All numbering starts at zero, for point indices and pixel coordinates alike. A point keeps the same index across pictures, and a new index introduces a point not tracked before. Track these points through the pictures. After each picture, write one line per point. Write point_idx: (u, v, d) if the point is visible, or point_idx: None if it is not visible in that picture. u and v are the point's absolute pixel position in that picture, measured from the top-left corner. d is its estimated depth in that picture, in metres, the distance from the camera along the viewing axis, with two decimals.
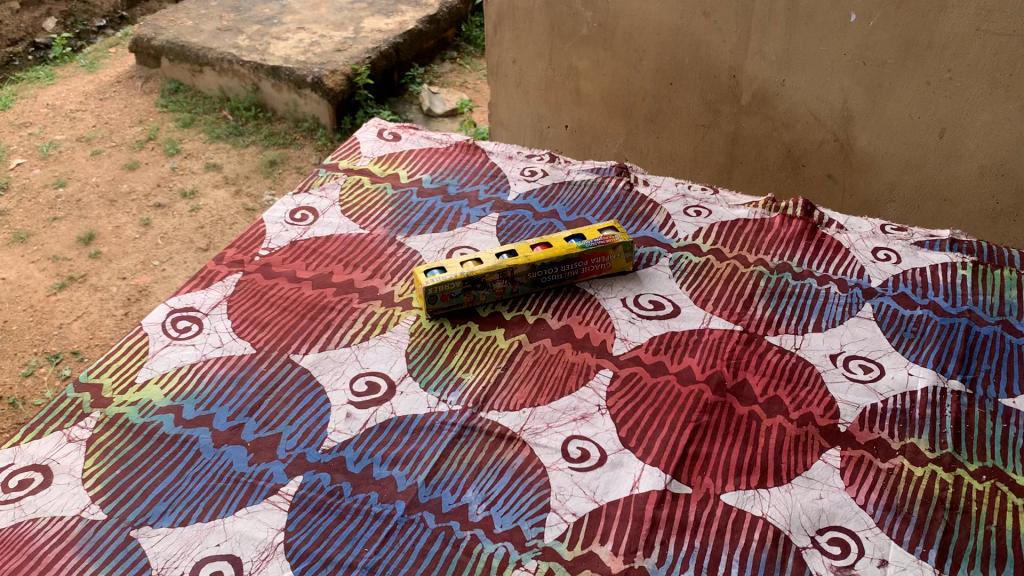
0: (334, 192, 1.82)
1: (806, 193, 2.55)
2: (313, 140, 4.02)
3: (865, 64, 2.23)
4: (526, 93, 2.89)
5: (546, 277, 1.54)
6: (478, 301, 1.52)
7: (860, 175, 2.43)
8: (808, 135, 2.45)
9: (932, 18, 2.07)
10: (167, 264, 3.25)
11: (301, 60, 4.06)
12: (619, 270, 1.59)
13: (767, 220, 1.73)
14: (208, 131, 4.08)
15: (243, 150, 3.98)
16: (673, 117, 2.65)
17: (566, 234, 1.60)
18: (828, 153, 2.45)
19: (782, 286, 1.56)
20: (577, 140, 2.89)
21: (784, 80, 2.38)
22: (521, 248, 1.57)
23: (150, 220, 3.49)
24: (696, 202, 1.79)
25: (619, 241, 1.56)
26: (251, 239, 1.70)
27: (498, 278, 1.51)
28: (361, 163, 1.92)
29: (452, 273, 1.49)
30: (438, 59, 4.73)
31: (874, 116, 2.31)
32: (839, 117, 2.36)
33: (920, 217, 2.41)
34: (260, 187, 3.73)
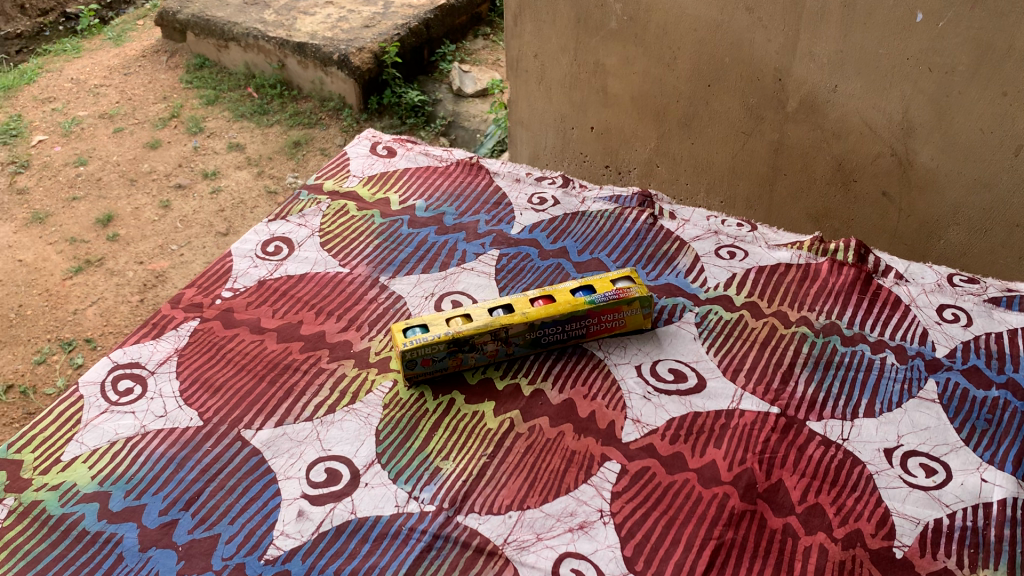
0: (314, 220, 1.61)
1: (858, 211, 2.28)
2: (339, 121, 3.79)
3: (931, 71, 1.95)
4: (549, 90, 2.62)
5: (547, 336, 1.31)
6: (467, 365, 1.29)
7: (919, 194, 2.15)
8: (862, 148, 2.17)
9: (1013, 19, 1.78)
10: (185, 249, 3.07)
11: (328, 36, 3.81)
12: (635, 328, 1.35)
13: (812, 265, 1.48)
14: (232, 109, 3.87)
15: (267, 129, 3.76)
16: (709, 121, 2.38)
17: (574, 284, 1.36)
18: (884, 169, 2.17)
19: (828, 354, 1.32)
20: (604, 142, 2.62)
21: (837, 86, 2.11)
22: (519, 300, 1.33)
23: (170, 201, 3.30)
24: (730, 240, 1.54)
25: (635, 295, 1.32)
26: (216, 276, 1.49)
27: (490, 338, 1.28)
28: (349, 184, 1.70)
29: (435, 332, 1.27)
30: (469, 34, 4.39)
31: (940, 130, 2.02)
32: (899, 129, 2.08)
33: (988, 242, 2.12)
34: (284, 170, 3.52)
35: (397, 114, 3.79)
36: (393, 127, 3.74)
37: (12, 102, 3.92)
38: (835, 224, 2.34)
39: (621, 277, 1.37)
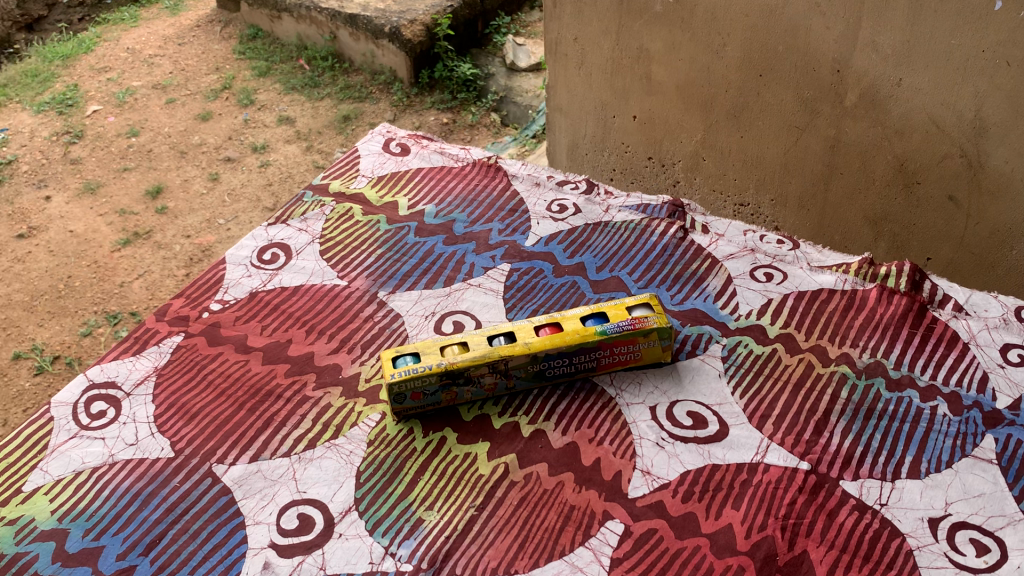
0: (316, 225, 1.50)
1: (921, 215, 2.09)
2: (389, 95, 3.67)
3: (1008, 65, 1.74)
4: (589, 76, 2.46)
5: (552, 369, 1.17)
6: (462, 399, 1.17)
7: (989, 200, 1.96)
8: (927, 148, 1.98)
9: None
10: (232, 224, 3.00)
11: (380, 8, 3.68)
12: (652, 361, 1.21)
13: (859, 292, 1.32)
14: (284, 81, 3.77)
15: (317, 102, 3.65)
16: (760, 114, 2.19)
17: (585, 310, 1.21)
18: (951, 171, 1.98)
19: (871, 400, 1.16)
20: (647, 133, 2.44)
21: (902, 79, 1.91)
22: (523, 327, 1.19)
23: (219, 174, 3.25)
24: (767, 259, 1.38)
25: (653, 326, 1.18)
26: (206, 286, 1.40)
27: (488, 371, 1.15)
28: (356, 185, 1.59)
29: (426, 363, 1.14)
30: (524, 7, 4.07)
31: (1017, 131, 1.82)
32: (970, 129, 1.88)
33: None
34: (334, 146, 3.39)
35: (449, 88, 3.67)
36: (444, 103, 3.62)
37: (69, 71, 3.89)
38: (895, 228, 2.16)
39: (639, 303, 1.22)
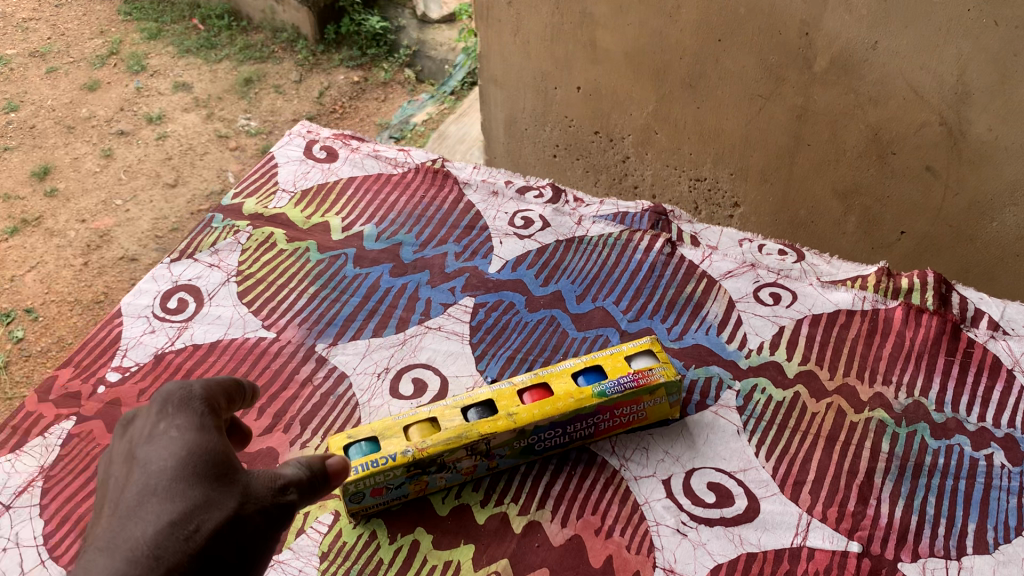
0: (231, 258, 1.24)
1: (897, 190, 1.71)
2: (294, 54, 3.33)
3: (997, 25, 1.38)
4: (526, 45, 2.02)
5: (541, 442, 0.96)
6: (434, 486, 0.95)
7: (974, 171, 1.58)
8: (905, 115, 1.59)
9: None
10: (131, 204, 2.67)
11: None
12: (659, 418, 1.01)
13: (881, 313, 1.14)
14: (177, 43, 3.36)
15: (216, 65, 3.27)
16: (721, 83, 1.78)
17: (576, 364, 0.99)
18: (930, 140, 1.60)
19: (917, 453, 0.99)
20: (593, 106, 2.04)
21: (878, 42, 1.52)
22: (504, 392, 0.97)
23: (112, 150, 2.88)
24: (771, 275, 1.19)
25: (661, 381, 0.96)
26: (99, 348, 1.13)
27: (465, 454, 0.93)
28: (276, 205, 1.33)
29: (387, 450, 0.91)
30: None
31: (1004, 98, 1.46)
32: (950, 95, 1.50)
33: None
34: (235, 111, 3.07)
35: (357, 44, 3.35)
36: (353, 59, 3.32)
37: None
38: (866, 203, 1.77)
39: (640, 349, 1.01)
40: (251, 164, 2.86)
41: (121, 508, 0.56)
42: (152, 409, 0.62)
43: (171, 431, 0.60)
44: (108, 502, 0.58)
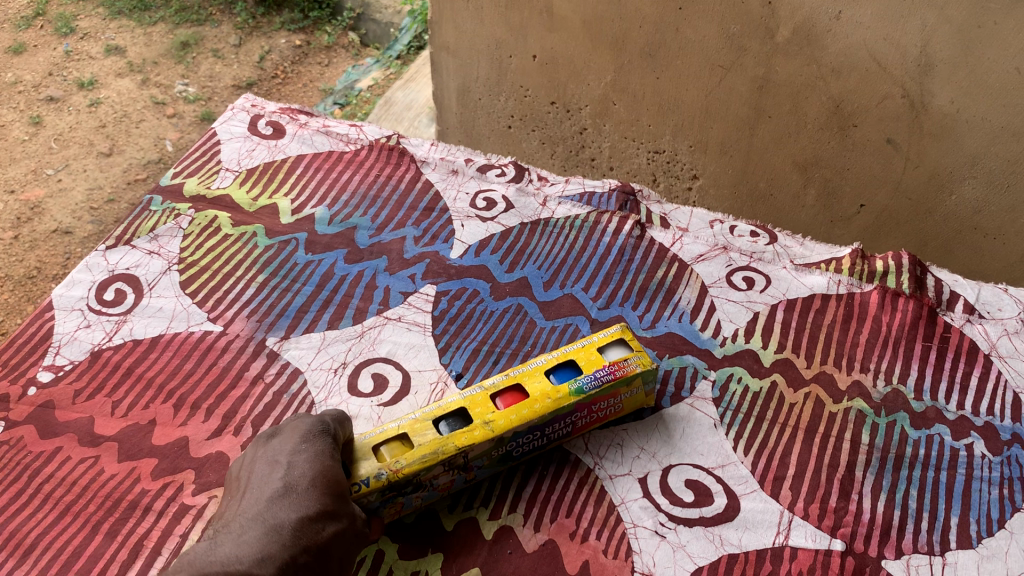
0: (172, 245, 1.16)
1: (857, 162, 1.66)
2: (232, 17, 3.19)
3: None
4: (480, 11, 1.92)
5: (520, 448, 0.90)
6: (409, 507, 0.88)
7: (933, 143, 1.55)
8: (864, 88, 1.54)
9: None
10: (63, 174, 2.53)
11: None
12: (635, 406, 0.96)
13: (857, 297, 1.10)
14: (108, 4, 3.18)
15: (150, 28, 3.10)
16: (680, 53, 1.71)
17: (547, 362, 0.93)
18: (890, 113, 1.55)
19: (897, 444, 0.96)
20: (549, 76, 1.96)
21: (842, 12, 1.47)
22: (475, 398, 0.90)
23: (41, 117, 2.73)
24: (743, 258, 1.15)
25: (637, 372, 0.91)
26: (29, 345, 1.04)
27: (442, 470, 0.86)
28: (219, 185, 1.24)
29: (358, 478, 0.83)
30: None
31: (967, 70, 1.42)
32: (913, 67, 1.46)
33: (1013, 199, 1.55)
34: (172, 75, 2.92)
35: (298, 7, 3.22)
36: (295, 23, 3.19)
37: None
38: (826, 174, 1.72)
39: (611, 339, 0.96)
40: (190, 132, 2.73)
41: (269, 495, 0.78)
42: (297, 433, 0.83)
43: (313, 450, 0.81)
44: (254, 491, 0.80)
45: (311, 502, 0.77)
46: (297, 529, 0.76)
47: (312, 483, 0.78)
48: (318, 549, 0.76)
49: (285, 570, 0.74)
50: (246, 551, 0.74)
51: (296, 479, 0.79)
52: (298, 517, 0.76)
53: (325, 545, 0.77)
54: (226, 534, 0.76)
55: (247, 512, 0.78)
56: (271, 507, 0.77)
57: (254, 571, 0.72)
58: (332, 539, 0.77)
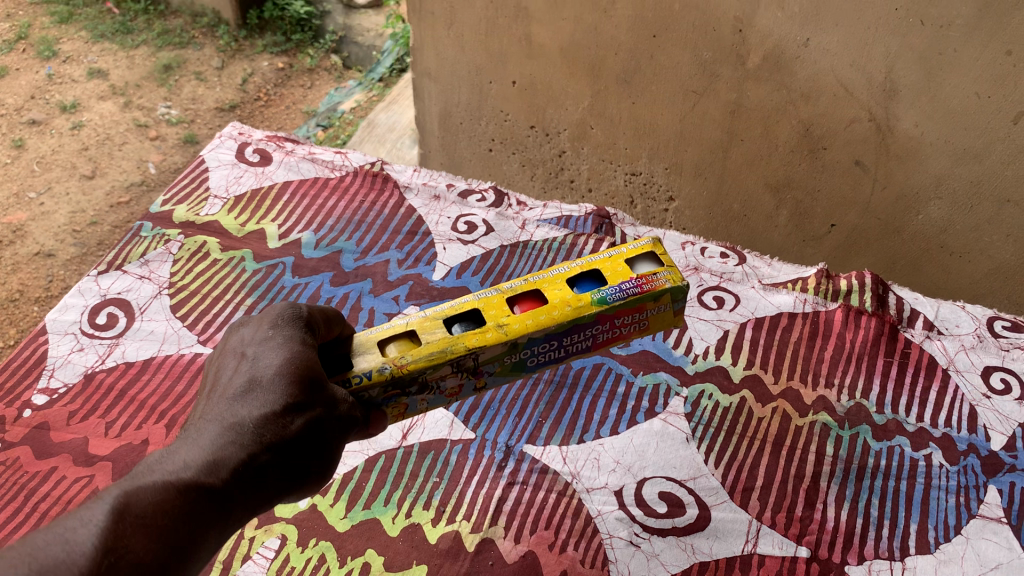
0: (162, 269, 1.19)
1: (827, 183, 1.72)
2: (215, 40, 3.23)
3: (922, 24, 1.40)
4: (460, 38, 1.97)
5: (534, 355, 0.88)
6: (415, 406, 0.86)
7: (899, 165, 1.61)
8: (832, 111, 1.60)
9: None
10: (45, 197, 2.56)
11: None
12: (661, 326, 0.94)
13: (822, 315, 1.15)
14: (90, 28, 3.21)
15: (133, 51, 3.14)
16: (655, 79, 1.77)
17: (572, 271, 0.91)
18: (858, 137, 1.61)
19: (859, 456, 1.00)
20: (528, 101, 2.01)
21: (809, 39, 1.52)
22: (491, 301, 0.88)
23: (24, 140, 2.76)
24: (714, 279, 1.21)
25: (666, 286, 0.89)
26: (23, 369, 1.07)
27: (450, 371, 0.84)
28: (208, 211, 1.28)
29: (361, 371, 0.80)
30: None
31: (930, 94, 1.48)
32: (878, 91, 1.52)
33: (975, 218, 1.61)
34: (154, 98, 2.95)
35: (281, 30, 3.27)
36: (277, 45, 3.23)
37: None
38: (798, 195, 1.77)
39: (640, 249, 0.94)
40: (173, 154, 2.76)
41: (231, 391, 0.72)
42: (266, 322, 0.76)
43: (281, 341, 0.75)
44: (219, 387, 0.73)
45: (275, 394, 0.71)
46: (258, 426, 0.69)
47: (277, 375, 0.72)
48: (282, 444, 0.70)
49: (244, 469, 0.68)
50: (200, 453, 0.67)
51: (260, 372, 0.72)
52: (261, 413, 0.70)
53: (293, 439, 0.70)
54: (185, 436, 0.70)
55: (207, 410, 0.71)
56: (231, 405, 0.71)
57: (204, 477, 0.66)
58: (301, 433, 0.71)
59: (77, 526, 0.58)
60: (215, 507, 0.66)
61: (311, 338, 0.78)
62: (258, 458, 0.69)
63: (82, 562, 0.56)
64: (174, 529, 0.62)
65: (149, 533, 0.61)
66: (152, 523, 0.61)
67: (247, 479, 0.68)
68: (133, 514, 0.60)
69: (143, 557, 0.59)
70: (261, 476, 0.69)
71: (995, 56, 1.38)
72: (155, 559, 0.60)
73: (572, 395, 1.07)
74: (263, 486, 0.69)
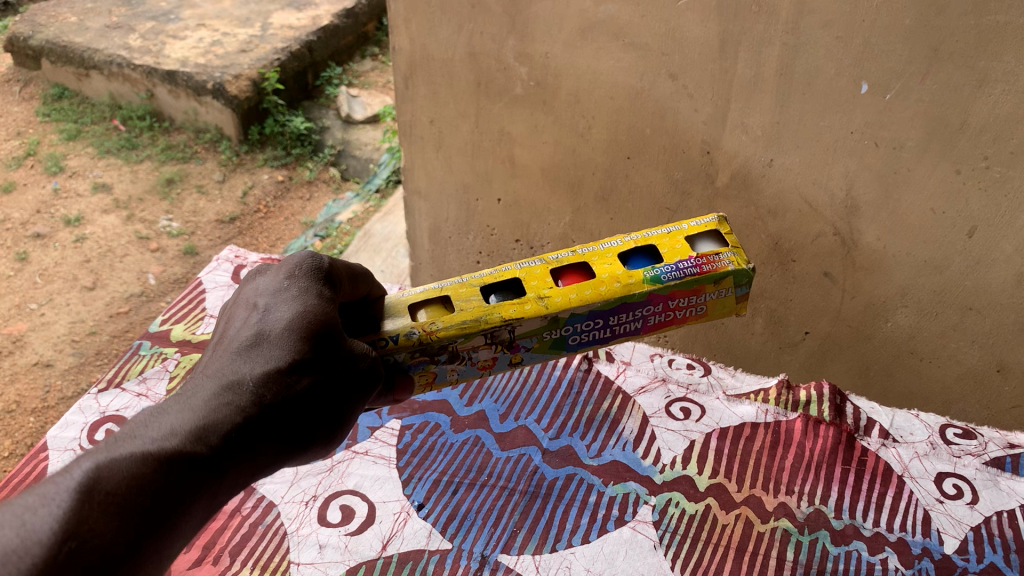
0: (160, 386, 1.26)
1: (798, 295, 1.79)
2: (216, 155, 3.38)
3: (877, 146, 1.47)
4: (448, 159, 2.10)
5: (576, 330, 1.03)
6: (447, 371, 1.02)
7: (865, 275, 1.66)
8: (800, 227, 1.68)
9: (968, 94, 1.33)
10: (46, 308, 2.64)
11: (200, 62, 3.39)
12: (720, 314, 1.08)
13: (783, 425, 1.22)
14: (97, 145, 3.37)
15: (136, 166, 3.28)
16: (632, 198, 1.87)
17: (632, 252, 1.07)
18: (825, 249, 1.68)
19: (819, 561, 1.05)
20: (513, 216, 2.11)
21: (773, 160, 1.60)
22: (537, 276, 1.04)
23: (27, 253, 2.86)
24: (681, 390, 1.28)
25: (728, 268, 1.04)
26: (24, 484, 1.13)
27: (483, 342, 0.99)
28: (204, 329, 1.36)
29: (391, 332, 0.97)
30: (357, 55, 3.95)
31: (889, 210, 1.54)
32: (841, 207, 1.59)
33: (942, 325, 1.65)
34: (156, 211, 3.08)
35: (281, 145, 3.41)
36: (277, 159, 3.38)
37: None
38: (772, 305, 1.85)
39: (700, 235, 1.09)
40: (172, 266, 2.86)
41: (240, 344, 0.80)
42: (285, 277, 0.85)
43: (294, 296, 0.84)
44: (230, 335, 0.82)
45: (281, 352, 0.80)
46: (263, 382, 0.78)
47: (286, 331, 0.81)
48: (284, 402, 0.79)
49: (239, 429, 0.76)
50: (200, 408, 0.76)
51: (270, 327, 0.81)
52: (265, 372, 0.78)
53: (294, 400, 0.79)
54: (190, 385, 0.78)
55: (215, 360, 0.80)
56: (238, 359, 0.79)
57: (199, 437, 0.74)
58: (304, 394, 0.80)
59: (37, 507, 0.61)
60: (202, 471, 0.72)
61: (327, 299, 0.86)
62: (254, 420, 0.77)
63: (40, 547, 0.59)
64: (155, 495, 0.68)
65: (116, 510, 0.65)
66: (121, 499, 0.66)
67: (242, 437, 0.76)
68: (103, 487, 0.65)
69: (107, 535, 0.63)
70: (260, 437, 0.77)
71: (945, 175, 1.43)
72: (121, 536, 0.64)
73: (545, 504, 1.12)
74: (261, 444, 0.77)
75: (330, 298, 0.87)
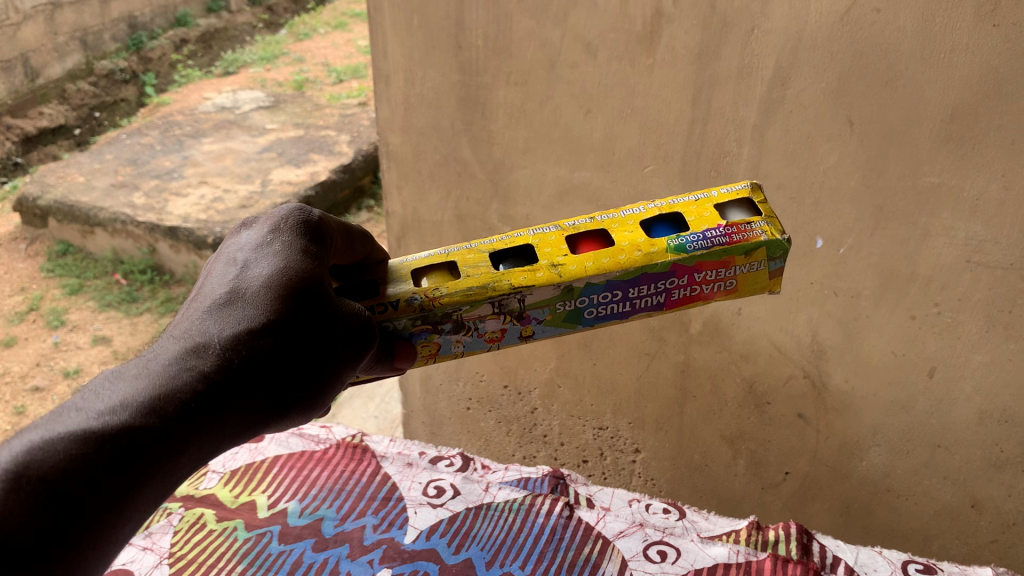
0: (163, 540, 1.36)
1: (777, 437, 1.84)
2: None
3: (835, 295, 1.56)
4: None
5: (593, 303, 1.03)
6: (452, 342, 1.03)
7: (837, 417, 1.71)
8: (771, 369, 1.75)
9: (914, 247, 1.43)
10: None
11: (201, 219, 3.63)
12: (752, 290, 1.06)
13: (753, 563, 1.29)
14: (98, 298, 3.49)
15: (136, 318, 3.40)
16: (611, 344, 1.99)
17: (657, 224, 1.07)
18: (797, 391, 1.74)
19: None
20: (502, 363, 2.20)
21: (741, 309, 1.71)
22: (553, 244, 1.06)
23: (25, 407, 2.87)
24: (657, 533, 1.35)
25: (761, 239, 1.03)
26: None
27: (491, 310, 1.01)
28: (206, 484, 1.47)
29: (393, 298, 1.01)
30: (353, 207, 4.17)
31: (853, 354, 1.60)
32: (809, 352, 1.66)
33: (914, 463, 1.66)
34: None
35: None
36: None
37: None
38: (751, 445, 1.90)
39: (731, 203, 1.09)
40: None
41: (215, 303, 0.85)
42: (269, 238, 0.91)
43: (274, 255, 0.89)
44: (208, 293, 0.87)
45: (254, 311, 0.84)
46: (232, 340, 0.82)
47: (260, 288, 0.85)
48: (252, 361, 0.82)
49: (206, 390, 0.80)
50: (166, 370, 0.80)
51: (245, 285, 0.86)
52: (235, 331, 0.83)
53: (264, 361, 0.83)
54: (165, 343, 0.83)
55: (192, 318, 0.85)
56: (212, 317, 0.84)
57: (161, 399, 0.77)
58: (275, 356, 0.83)
59: None
60: (159, 437, 0.75)
61: (311, 260, 0.90)
62: (220, 380, 0.81)
63: None
64: (100, 461, 0.71)
65: (48, 491, 0.69)
66: (54, 482, 0.69)
67: (208, 396, 0.79)
68: (39, 465, 0.69)
69: (35, 522, 0.67)
70: (229, 398, 0.81)
71: (902, 320, 1.51)
72: (53, 514, 0.68)
73: None
74: (231, 403, 0.80)
75: (314, 256, 0.92)
